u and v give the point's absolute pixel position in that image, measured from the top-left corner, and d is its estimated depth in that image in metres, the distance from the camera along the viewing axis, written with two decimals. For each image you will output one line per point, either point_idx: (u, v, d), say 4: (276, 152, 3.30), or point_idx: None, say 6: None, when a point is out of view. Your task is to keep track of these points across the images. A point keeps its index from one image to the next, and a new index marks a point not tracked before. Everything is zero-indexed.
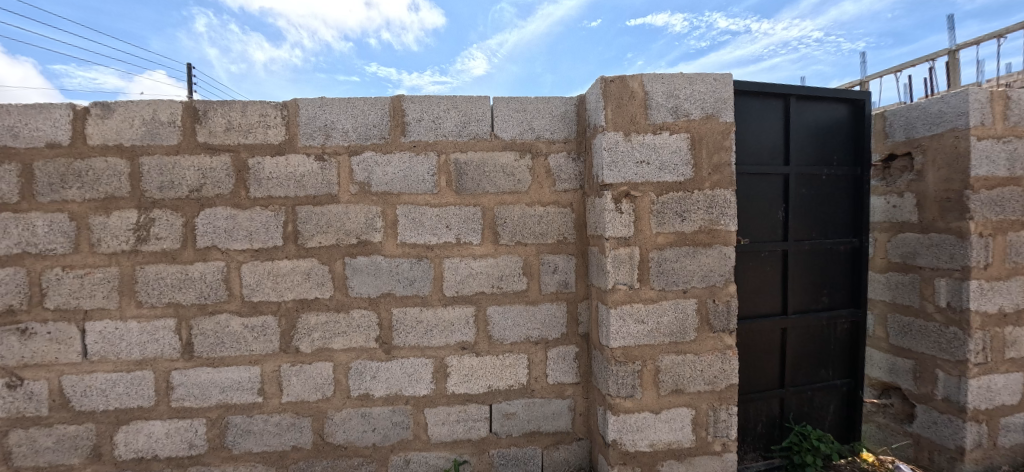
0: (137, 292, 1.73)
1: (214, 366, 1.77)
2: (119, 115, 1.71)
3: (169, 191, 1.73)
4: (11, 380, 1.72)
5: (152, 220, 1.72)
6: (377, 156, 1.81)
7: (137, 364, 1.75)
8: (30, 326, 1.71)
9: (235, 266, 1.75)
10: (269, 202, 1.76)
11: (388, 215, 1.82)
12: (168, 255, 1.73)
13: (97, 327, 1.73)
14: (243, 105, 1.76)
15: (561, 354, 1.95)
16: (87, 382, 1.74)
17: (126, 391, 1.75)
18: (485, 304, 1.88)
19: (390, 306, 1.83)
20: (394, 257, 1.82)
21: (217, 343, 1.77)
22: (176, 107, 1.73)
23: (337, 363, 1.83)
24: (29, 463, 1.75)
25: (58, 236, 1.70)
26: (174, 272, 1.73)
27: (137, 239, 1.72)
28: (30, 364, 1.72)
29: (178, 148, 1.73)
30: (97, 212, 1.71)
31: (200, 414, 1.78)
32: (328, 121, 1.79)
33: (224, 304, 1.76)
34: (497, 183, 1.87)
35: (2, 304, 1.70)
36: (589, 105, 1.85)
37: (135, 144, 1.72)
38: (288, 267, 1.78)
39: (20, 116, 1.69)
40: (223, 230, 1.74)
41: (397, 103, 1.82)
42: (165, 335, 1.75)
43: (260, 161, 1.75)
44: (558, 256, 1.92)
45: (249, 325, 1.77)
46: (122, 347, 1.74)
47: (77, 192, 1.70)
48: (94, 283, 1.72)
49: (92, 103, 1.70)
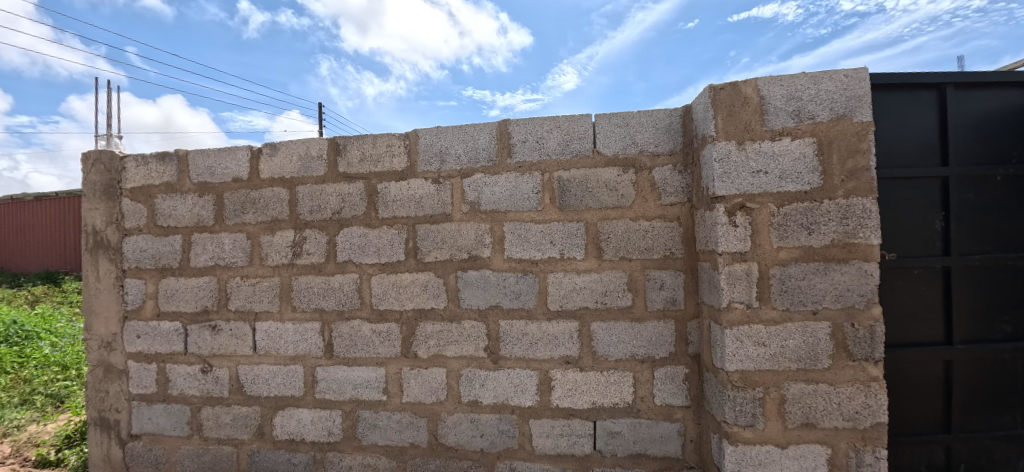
0: (293, 299, 2.06)
1: (349, 365, 2.03)
2: (281, 152, 2.08)
3: (316, 213, 2.04)
4: (204, 366, 2.15)
5: (304, 238, 2.05)
6: (485, 177, 1.94)
7: (291, 359, 2.07)
8: (218, 324, 2.13)
9: (366, 277, 2.00)
10: (394, 221, 1.98)
11: (496, 231, 1.93)
12: (315, 268, 2.04)
13: (264, 327, 2.09)
14: (374, 138, 2.02)
15: (669, 374, 1.87)
16: (256, 372, 2.10)
17: (283, 382, 2.08)
18: (589, 320, 1.89)
19: (497, 318, 1.93)
20: (501, 271, 1.93)
21: (352, 345, 2.02)
22: (323, 143, 2.05)
23: (450, 369, 1.97)
24: (215, 435, 2.16)
25: (239, 252, 2.10)
26: (319, 282, 2.03)
27: (293, 254, 2.06)
28: (217, 354, 2.13)
29: (324, 178, 2.04)
30: (265, 232, 2.08)
31: (337, 406, 2.05)
32: (443, 147, 1.97)
33: (358, 311, 2.01)
34: (600, 198, 1.89)
35: (201, 306, 2.14)
36: (696, 115, 1.78)
37: (292, 176, 2.06)
38: (409, 279, 1.98)
39: (216, 157, 2.14)
40: (358, 247, 2.00)
41: (504, 127, 1.94)
42: (312, 336, 2.05)
43: (386, 185, 1.99)
44: (664, 272, 1.86)
45: (377, 331, 2.00)
46: (281, 344, 2.07)
47: (252, 216, 2.10)
48: (262, 290, 2.09)
49: (263, 144, 2.10)
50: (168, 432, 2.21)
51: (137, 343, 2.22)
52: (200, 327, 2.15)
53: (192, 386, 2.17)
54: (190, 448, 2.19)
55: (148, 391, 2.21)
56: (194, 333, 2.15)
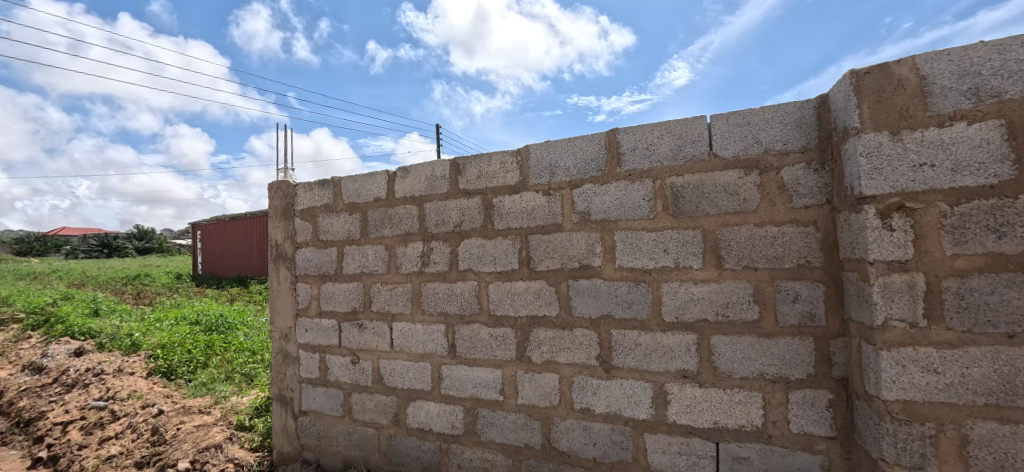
0: (422, 303, 2.31)
1: (469, 365, 2.20)
2: (412, 174, 2.36)
3: (441, 226, 2.27)
4: (353, 358, 2.52)
5: (431, 249, 2.29)
6: (595, 187, 1.97)
7: (420, 357, 2.32)
8: (364, 322, 2.49)
9: (484, 285, 2.16)
10: (508, 232, 2.12)
11: (606, 241, 1.94)
12: (440, 276, 2.27)
13: (399, 327, 2.38)
14: (490, 156, 2.19)
15: (807, 398, 1.67)
16: (393, 366, 2.40)
17: (414, 376, 2.35)
18: (708, 333, 1.78)
19: (609, 328, 1.93)
20: (612, 280, 1.93)
21: (472, 347, 2.19)
22: (445, 164, 2.28)
23: (562, 375, 2.02)
24: (361, 418, 2.51)
25: (380, 262, 2.44)
26: (444, 289, 2.26)
27: (422, 263, 2.31)
28: (363, 349, 2.49)
29: (447, 194, 2.26)
30: (400, 244, 2.38)
31: (460, 402, 2.24)
32: (553, 161, 2.05)
33: (477, 316, 2.18)
34: (718, 203, 1.78)
35: (352, 307, 2.53)
36: (835, 106, 1.58)
37: (421, 194, 2.33)
38: (523, 287, 2.09)
39: (362, 181, 2.52)
40: (477, 256, 2.18)
41: (612, 137, 1.95)
42: (438, 337, 2.27)
43: (501, 199, 2.14)
44: (798, 282, 1.67)
45: (495, 335, 2.14)
46: (413, 342, 2.34)
47: (389, 230, 2.42)
48: (398, 294, 2.39)
49: (398, 168, 2.41)
50: (327, 411, 2.64)
51: (305, 336, 2.70)
52: (350, 325, 2.53)
53: (344, 374, 2.56)
54: (343, 427, 2.58)
55: (313, 376, 2.67)
56: (346, 329, 2.54)
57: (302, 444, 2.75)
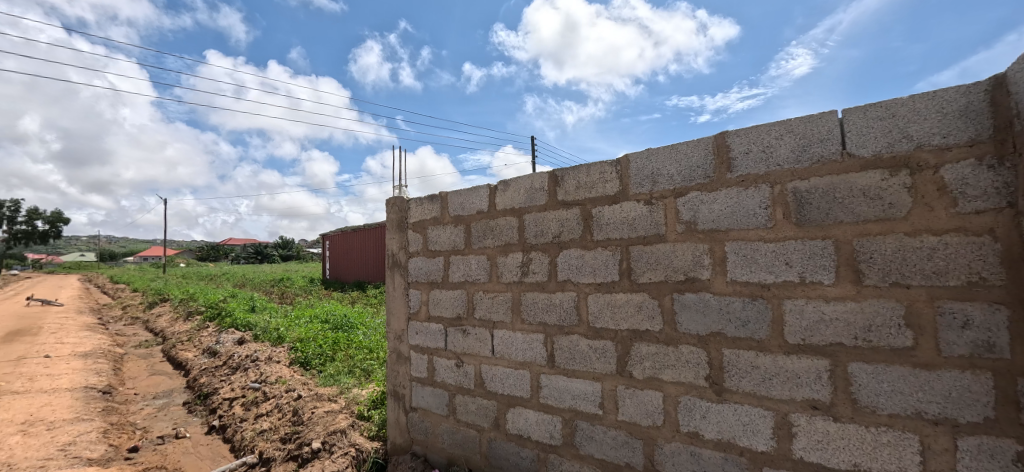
0: (522, 312, 2.37)
1: (568, 376, 2.20)
2: (512, 187, 2.45)
3: (540, 237, 2.32)
4: (458, 361, 2.67)
5: (531, 260, 2.35)
6: (702, 195, 1.85)
7: (520, 364, 2.38)
8: (468, 328, 2.63)
9: (583, 296, 2.15)
10: (608, 243, 2.08)
11: (716, 252, 1.81)
12: (539, 286, 2.31)
13: (500, 334, 2.47)
14: (589, 167, 2.19)
15: (985, 448, 1.36)
16: (494, 372, 2.49)
17: (514, 383, 2.41)
18: (844, 359, 1.55)
19: (720, 347, 1.79)
20: (724, 295, 1.78)
21: (571, 358, 2.19)
22: (545, 176, 2.32)
23: (666, 394, 1.91)
24: (464, 419, 2.64)
25: (482, 271, 2.57)
26: (543, 298, 2.29)
27: (522, 273, 2.38)
28: (466, 353, 2.63)
29: (545, 206, 2.30)
30: (501, 254, 2.48)
31: (558, 413, 2.24)
32: (655, 169, 1.98)
33: (576, 327, 2.17)
34: (855, 209, 1.55)
35: (456, 313, 2.69)
36: (1017, 87, 1.29)
37: (521, 206, 2.41)
38: (624, 299, 2.03)
39: (466, 195, 2.68)
40: (576, 267, 2.17)
41: (722, 141, 1.82)
42: (538, 346, 2.31)
43: (600, 209, 2.11)
44: (969, 304, 1.38)
45: (594, 347, 2.11)
46: (513, 350, 2.41)
47: (491, 241, 2.53)
48: (499, 303, 2.48)
49: (499, 182, 2.52)
50: (433, 409, 2.82)
51: (415, 338, 2.93)
52: (455, 330, 2.69)
53: (449, 376, 2.72)
54: (447, 426, 2.74)
55: (422, 375, 2.88)
56: (451, 334, 2.71)
57: (411, 438, 2.98)
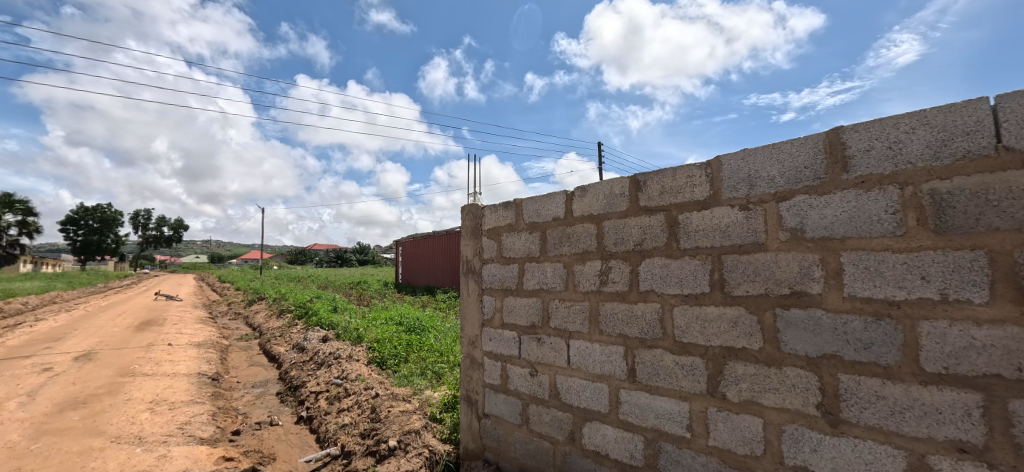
0: (600, 322, 2.27)
1: (651, 393, 2.06)
2: (590, 193, 2.38)
3: (620, 245, 2.21)
4: (531, 370, 2.63)
5: (610, 268, 2.25)
6: (811, 199, 1.65)
7: (597, 377, 2.28)
8: (542, 337, 2.58)
9: (669, 308, 2.01)
10: (696, 252, 1.93)
11: (830, 263, 1.59)
12: (619, 296, 2.20)
13: (576, 345, 2.38)
14: (674, 171, 2.06)
15: None
16: (570, 383, 2.41)
17: (591, 396, 2.31)
18: (1004, 396, 1.28)
19: (835, 371, 1.57)
20: (840, 313, 1.57)
21: (654, 373, 2.05)
22: (626, 182, 2.23)
23: (767, 421, 1.72)
24: (538, 430, 2.59)
25: (558, 279, 2.51)
26: (624, 309, 2.18)
27: (600, 282, 2.29)
28: (540, 362, 2.58)
29: (626, 212, 2.20)
30: (578, 262, 2.41)
31: (640, 431, 2.10)
32: (752, 171, 1.80)
33: (660, 341, 2.03)
34: (1016, 214, 1.28)
35: (530, 321, 2.65)
36: None
37: (600, 212, 2.32)
38: (715, 313, 1.86)
39: (542, 202, 2.65)
40: (660, 277, 2.04)
41: (834, 138, 1.62)
42: (617, 359, 2.19)
43: (688, 216, 1.97)
44: None
45: (681, 363, 1.96)
46: (590, 362, 2.31)
47: (568, 249, 2.47)
48: (575, 312, 2.40)
49: (576, 188, 2.46)
50: (506, 418, 2.80)
51: (489, 344, 2.93)
52: (529, 338, 2.65)
53: (523, 385, 2.68)
54: (520, 436, 2.70)
55: (495, 382, 2.88)
56: (525, 342, 2.68)
57: (484, 444, 2.97)
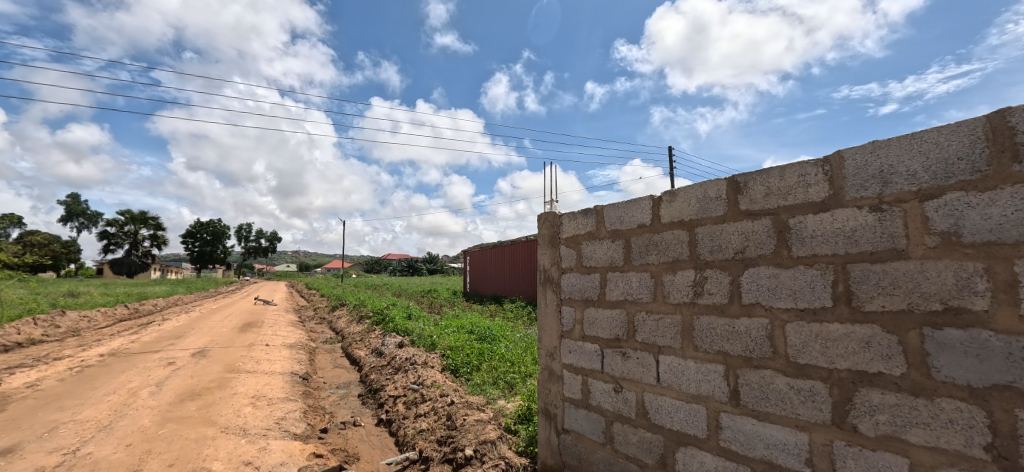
0: (695, 338, 2.09)
1: (760, 419, 1.84)
2: (680, 198, 2.22)
3: (717, 253, 2.02)
4: (616, 386, 2.49)
5: (705, 278, 2.06)
6: (968, 197, 1.37)
7: (693, 397, 2.09)
8: (627, 351, 2.43)
9: (779, 324, 1.78)
10: (814, 260, 1.70)
11: (998, 274, 1.30)
12: (718, 308, 2.00)
13: (667, 361, 2.21)
14: (782, 170, 1.84)
15: None
16: (660, 402, 2.24)
17: (685, 418, 2.12)
18: None
19: (1011, 407, 1.27)
20: (1015, 335, 1.27)
21: (763, 397, 1.83)
22: (722, 184, 2.04)
23: (915, 462, 1.45)
24: (624, 451, 2.43)
25: (645, 289, 2.36)
26: (723, 324, 1.98)
27: (694, 293, 2.11)
28: (626, 378, 2.43)
29: (724, 217, 2.00)
30: (668, 271, 2.24)
31: (746, 462, 1.88)
32: (885, 166, 1.55)
33: (769, 361, 1.81)
34: None
35: (614, 334, 2.52)
36: None
37: (692, 218, 2.15)
38: (840, 331, 1.62)
39: (625, 208, 2.53)
40: (768, 288, 1.83)
41: (999, 122, 1.33)
42: (716, 379, 1.99)
43: (802, 219, 1.74)
44: None
45: (797, 387, 1.73)
46: (684, 380, 2.13)
47: (655, 257, 2.31)
48: (665, 326, 2.23)
49: (664, 193, 2.30)
50: (588, 435, 2.66)
51: (568, 356, 2.83)
52: (613, 351, 2.52)
53: (607, 401, 2.54)
54: (604, 455, 2.55)
55: (575, 396, 2.76)
56: (608, 356, 2.54)
57: (564, 461, 2.86)
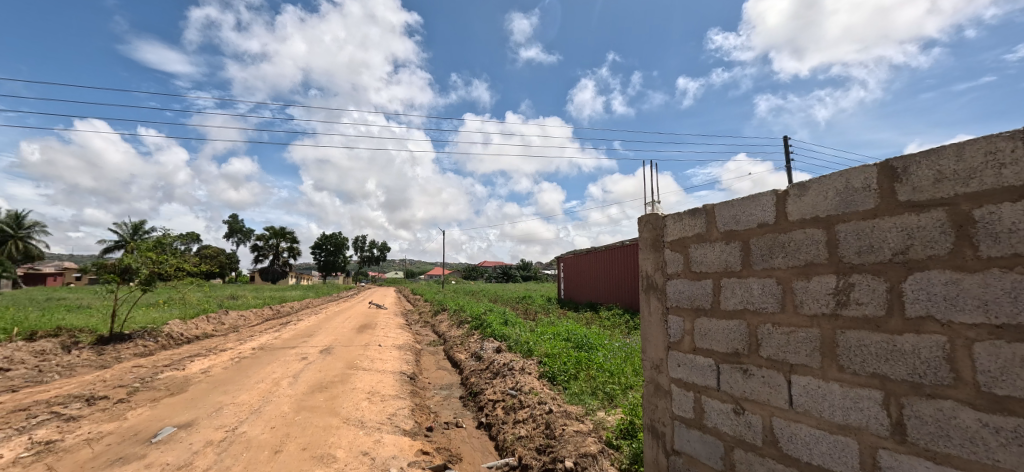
0: (839, 356, 1.77)
1: (936, 462, 1.49)
2: (813, 191, 1.92)
3: (867, 255, 1.69)
4: (736, 407, 2.22)
5: (852, 285, 1.74)
6: None
7: (840, 428, 1.76)
8: (750, 368, 2.15)
9: (962, 343, 1.42)
10: (1015, 262, 1.32)
11: None
12: (871, 322, 1.67)
13: (801, 381, 1.91)
14: (959, 149, 1.48)
15: None
16: (794, 430, 1.93)
17: (829, 451, 1.80)
18: None
19: None
20: None
21: (940, 435, 1.47)
22: (870, 172, 1.71)
23: None
24: None
25: (770, 297, 2.07)
26: (879, 341, 1.64)
27: (836, 303, 1.78)
28: (749, 398, 2.15)
29: (876, 210, 1.67)
30: (800, 277, 1.93)
31: None
32: None
33: (949, 389, 1.45)
34: None
35: (732, 347, 2.25)
36: None
37: (830, 214, 1.83)
38: None
39: (742, 206, 2.26)
40: (943, 298, 1.47)
41: None
42: (870, 407, 1.66)
43: (992, 209, 1.37)
44: None
45: (992, 425, 1.36)
46: (826, 406, 1.81)
47: (783, 260, 2.02)
48: (799, 341, 1.93)
49: (791, 186, 2.01)
50: (702, 459, 2.41)
51: (677, 370, 2.60)
52: (731, 367, 2.25)
53: (724, 423, 2.28)
54: None
55: (686, 415, 2.52)
56: (726, 372, 2.28)
57: None
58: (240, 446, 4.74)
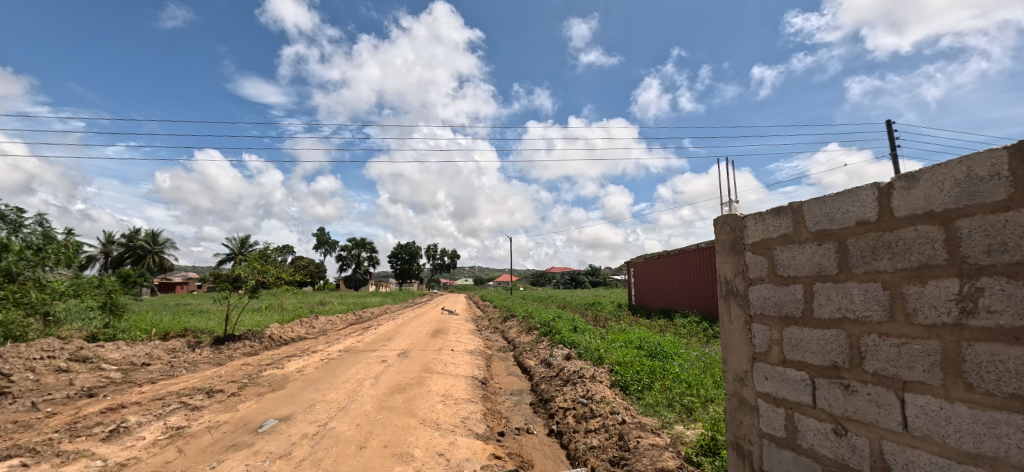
0: (966, 373, 1.53)
1: None
2: (924, 182, 1.69)
3: (1000, 256, 1.46)
4: (837, 427, 1.99)
5: (980, 290, 1.50)
6: None
7: (970, 457, 1.53)
8: (852, 384, 1.92)
9: None
10: None
11: None
12: (1008, 334, 1.43)
13: (917, 401, 1.67)
14: None
15: None
16: (910, 456, 1.70)
17: None
18: None
19: None
20: None
21: None
22: (999, 156, 1.47)
23: None
24: None
25: (874, 304, 1.84)
26: (1019, 358, 1.41)
27: (960, 311, 1.55)
28: (852, 418, 1.92)
29: (1009, 202, 1.43)
30: (910, 281, 1.70)
31: None
32: None
33: None
34: None
35: (829, 360, 2.03)
36: None
37: (948, 208, 1.60)
38: None
39: (835, 203, 2.05)
40: None
41: None
42: (1011, 434, 1.44)
43: None
44: None
45: None
46: (950, 431, 1.58)
47: (889, 262, 1.79)
48: (913, 354, 1.69)
49: (896, 178, 1.78)
50: None
51: (764, 384, 2.40)
52: (829, 382, 2.03)
53: (823, 445, 2.06)
54: None
55: (777, 433, 2.30)
56: (824, 387, 2.06)
57: None
58: (330, 440, 5.15)
